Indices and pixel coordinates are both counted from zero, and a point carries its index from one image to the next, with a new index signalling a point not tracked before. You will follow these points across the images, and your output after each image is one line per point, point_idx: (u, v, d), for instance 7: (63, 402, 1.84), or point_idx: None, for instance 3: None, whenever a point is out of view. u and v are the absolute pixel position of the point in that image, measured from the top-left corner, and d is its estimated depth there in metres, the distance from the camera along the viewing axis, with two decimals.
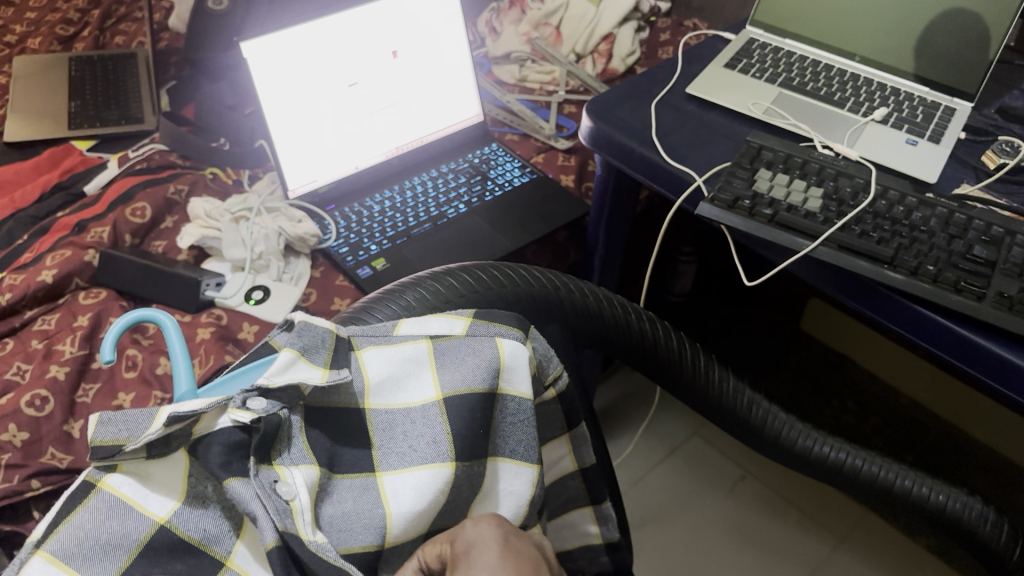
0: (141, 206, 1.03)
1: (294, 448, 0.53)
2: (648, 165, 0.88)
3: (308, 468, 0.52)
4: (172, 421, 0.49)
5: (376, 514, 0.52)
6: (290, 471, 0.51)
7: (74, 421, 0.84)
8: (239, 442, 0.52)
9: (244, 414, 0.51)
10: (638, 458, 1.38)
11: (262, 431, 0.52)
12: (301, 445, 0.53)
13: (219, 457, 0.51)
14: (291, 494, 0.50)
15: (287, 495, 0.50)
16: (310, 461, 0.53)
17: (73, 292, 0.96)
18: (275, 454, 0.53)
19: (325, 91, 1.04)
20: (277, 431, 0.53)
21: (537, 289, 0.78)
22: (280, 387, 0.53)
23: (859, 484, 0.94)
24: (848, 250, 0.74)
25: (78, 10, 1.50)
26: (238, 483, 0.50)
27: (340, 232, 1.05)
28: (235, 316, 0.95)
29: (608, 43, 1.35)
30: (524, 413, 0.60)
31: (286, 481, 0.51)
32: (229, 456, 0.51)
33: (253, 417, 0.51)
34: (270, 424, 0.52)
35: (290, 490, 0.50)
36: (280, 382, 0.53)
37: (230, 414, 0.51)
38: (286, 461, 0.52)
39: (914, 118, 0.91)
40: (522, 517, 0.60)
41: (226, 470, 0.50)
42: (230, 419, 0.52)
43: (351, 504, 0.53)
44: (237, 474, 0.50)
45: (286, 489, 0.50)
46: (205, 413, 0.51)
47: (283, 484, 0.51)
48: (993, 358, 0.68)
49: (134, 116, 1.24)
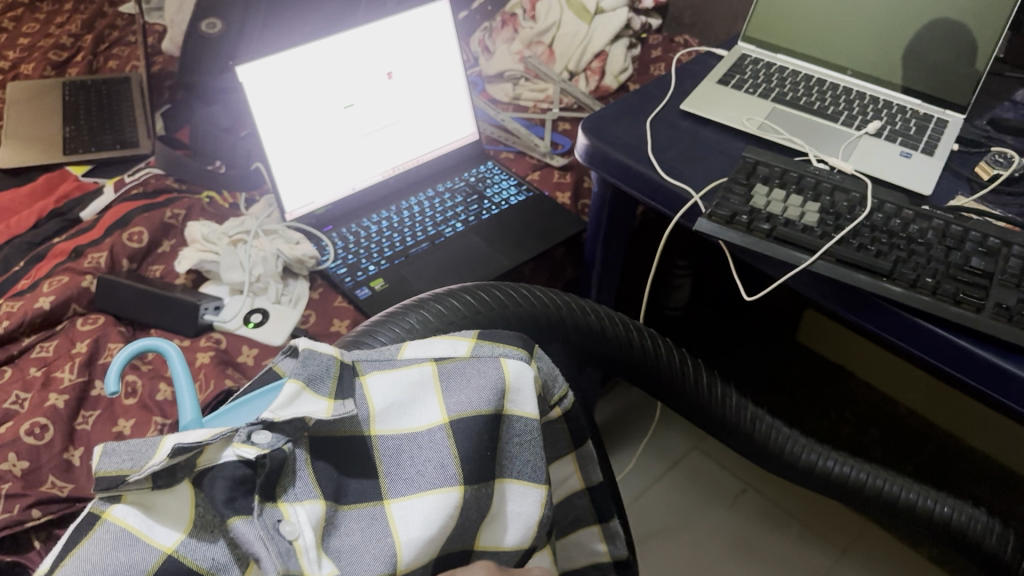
0: (139, 231, 1.03)
1: (300, 482, 0.53)
2: (645, 182, 0.89)
3: (311, 504, 0.52)
4: (176, 452, 0.49)
5: (384, 544, 0.52)
6: (293, 509, 0.51)
7: (74, 449, 0.83)
8: (243, 476, 0.51)
9: (248, 449, 0.51)
10: (639, 474, 1.38)
11: (268, 468, 0.51)
12: (307, 479, 0.53)
13: (223, 493, 0.50)
14: (295, 534, 0.50)
15: (291, 535, 0.50)
16: (316, 495, 0.52)
17: (71, 318, 0.95)
18: (280, 490, 0.52)
19: (322, 113, 1.04)
20: (282, 466, 0.52)
21: (539, 309, 0.78)
22: (285, 420, 0.53)
23: (864, 498, 0.94)
24: (847, 264, 0.74)
25: (71, 36, 1.51)
26: (241, 522, 0.49)
27: (338, 253, 1.05)
28: (233, 339, 0.95)
29: (601, 61, 1.36)
30: (530, 434, 0.60)
31: (290, 519, 0.50)
32: (233, 492, 0.50)
33: (258, 453, 0.51)
34: (276, 460, 0.51)
35: (293, 530, 0.50)
36: (285, 416, 0.53)
37: (235, 448, 0.51)
38: (290, 498, 0.52)
39: (907, 131, 0.91)
40: (530, 539, 0.61)
41: (230, 507, 0.50)
42: (234, 453, 0.51)
43: (358, 535, 0.53)
44: (242, 511, 0.50)
45: (290, 529, 0.50)
46: (209, 445, 0.51)
47: (287, 523, 0.50)
48: (995, 370, 0.68)
49: (129, 140, 1.25)
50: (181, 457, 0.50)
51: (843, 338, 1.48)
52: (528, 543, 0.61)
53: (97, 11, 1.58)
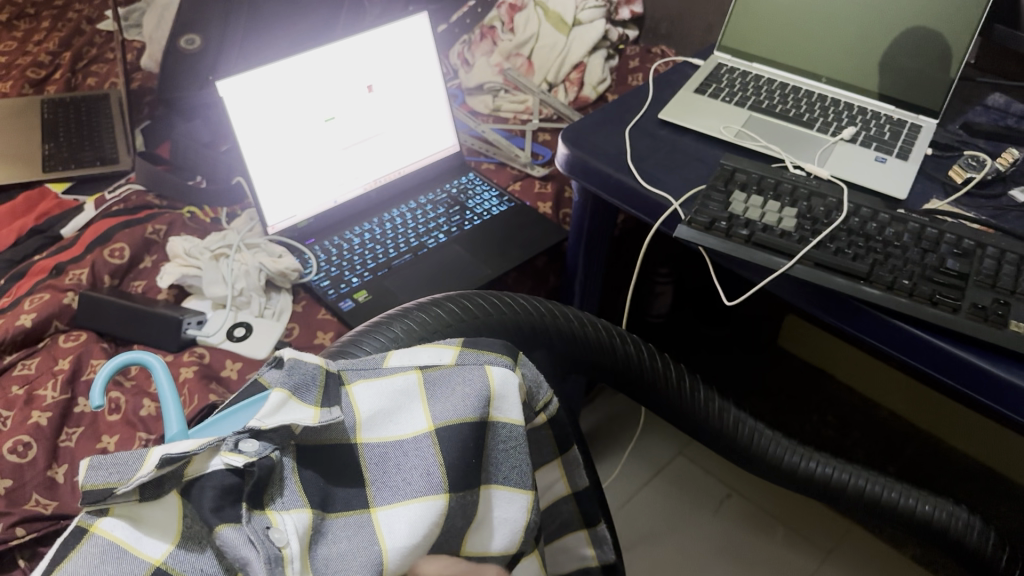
0: (120, 247, 1.03)
1: (288, 491, 0.53)
2: (624, 190, 0.90)
3: (298, 512, 0.52)
4: (164, 463, 0.49)
5: (371, 551, 0.53)
6: (281, 517, 0.51)
7: (57, 466, 0.83)
8: (231, 485, 0.51)
9: (237, 457, 0.51)
10: (625, 481, 1.38)
11: (256, 475, 0.51)
12: (294, 488, 0.53)
13: (212, 501, 0.50)
14: (283, 542, 0.50)
15: (280, 542, 0.50)
16: (303, 504, 0.53)
17: (53, 335, 0.95)
18: (268, 499, 0.52)
19: (303, 127, 1.05)
20: (270, 474, 0.52)
21: (523, 316, 0.78)
22: (272, 428, 0.53)
23: (847, 498, 0.95)
24: (825, 267, 0.76)
25: (48, 53, 1.51)
26: (229, 529, 0.50)
27: (321, 266, 1.05)
28: (217, 353, 0.95)
29: (580, 72, 1.37)
30: (515, 440, 0.60)
31: (278, 527, 0.50)
32: (221, 500, 0.51)
33: (246, 461, 0.51)
34: (263, 468, 0.51)
35: (282, 537, 0.50)
36: (272, 424, 0.53)
37: (223, 456, 0.51)
38: (278, 507, 0.52)
39: (882, 136, 0.93)
40: (516, 544, 0.61)
41: (217, 516, 0.50)
42: (223, 461, 0.51)
43: (346, 543, 0.53)
44: (229, 519, 0.50)
45: (278, 536, 0.50)
46: (196, 456, 0.50)
47: (276, 530, 0.50)
48: (974, 370, 0.69)
49: (109, 156, 1.24)
50: (169, 468, 0.49)
51: (823, 343, 1.49)
52: (515, 548, 0.61)
53: (75, 28, 1.58)
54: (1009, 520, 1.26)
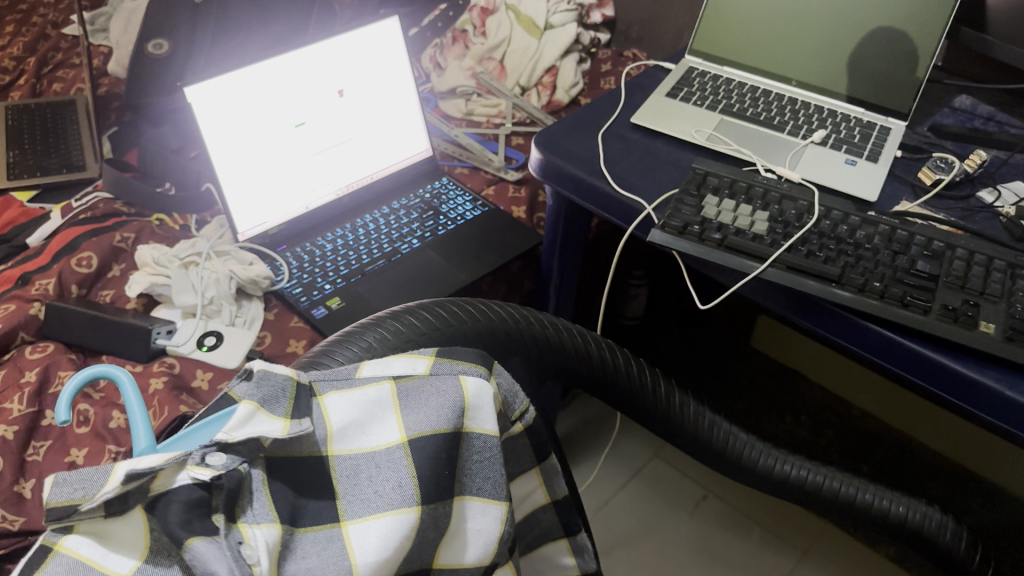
0: (87, 256, 1.01)
1: (257, 504, 0.51)
2: (597, 195, 0.90)
3: (269, 527, 0.50)
4: (129, 478, 0.47)
5: (341, 566, 0.51)
6: (252, 531, 0.49)
7: (24, 481, 0.82)
8: (199, 499, 0.50)
9: (204, 471, 0.49)
10: (601, 484, 1.38)
11: (225, 488, 0.50)
12: (264, 501, 0.51)
13: (179, 515, 0.48)
14: (254, 559, 0.48)
15: (250, 559, 0.48)
16: (272, 519, 0.51)
17: (19, 347, 0.94)
18: (239, 510, 0.51)
19: (272, 132, 1.04)
20: (239, 487, 0.51)
21: (497, 323, 0.77)
22: (239, 441, 0.51)
23: (822, 501, 0.96)
24: (796, 270, 0.76)
25: (13, 58, 1.48)
26: (201, 543, 0.48)
27: (293, 273, 1.04)
28: (187, 363, 0.94)
29: (552, 76, 1.37)
30: (490, 450, 0.60)
31: (249, 542, 0.49)
32: (189, 514, 0.49)
33: (214, 474, 0.50)
34: (232, 480, 0.50)
35: (254, 554, 0.48)
36: (240, 436, 0.52)
37: (190, 470, 0.49)
38: (249, 519, 0.50)
39: (852, 139, 0.94)
40: (492, 556, 0.60)
41: (186, 529, 0.48)
42: (189, 476, 0.50)
43: (315, 558, 0.51)
44: (200, 532, 0.49)
45: (250, 552, 0.48)
46: (162, 470, 0.48)
47: (247, 546, 0.48)
48: (945, 371, 0.70)
49: (76, 163, 1.22)
50: (135, 482, 0.47)
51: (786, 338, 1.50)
52: (489, 560, 0.60)
53: (39, 33, 1.55)
54: (981, 517, 1.28)
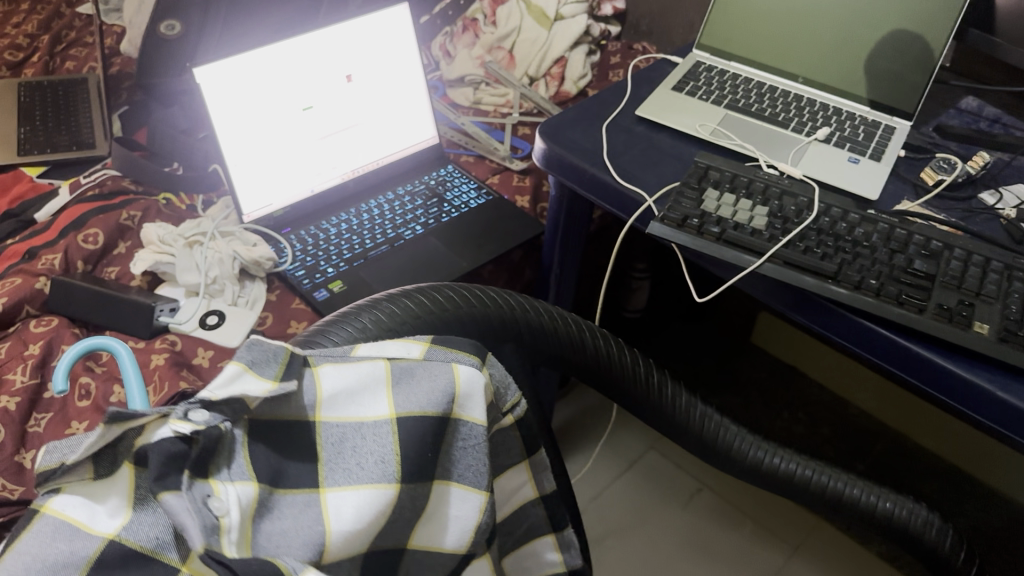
0: (94, 233, 1.02)
1: (235, 465, 0.51)
2: (600, 186, 0.90)
3: (244, 485, 0.50)
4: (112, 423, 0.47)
5: (315, 531, 0.51)
6: (224, 487, 0.49)
7: (25, 452, 0.83)
8: (178, 453, 0.49)
9: (184, 424, 0.49)
10: (595, 474, 1.39)
11: (202, 443, 0.50)
12: (242, 461, 0.51)
13: (156, 468, 0.48)
14: (222, 511, 0.48)
15: (218, 511, 0.48)
16: (249, 478, 0.51)
17: (23, 320, 0.95)
18: (213, 469, 0.51)
19: (280, 116, 1.05)
20: (218, 444, 0.51)
21: (492, 309, 0.78)
22: (222, 399, 0.52)
23: (810, 494, 0.96)
24: (794, 266, 0.76)
25: (27, 36, 1.50)
26: (171, 497, 0.47)
27: (297, 255, 1.05)
28: (189, 341, 0.95)
29: (560, 67, 1.38)
30: (475, 439, 0.59)
31: (219, 496, 0.49)
32: (166, 467, 0.48)
33: (194, 428, 0.49)
34: (210, 436, 0.50)
35: (222, 506, 0.49)
36: (223, 394, 0.52)
37: (172, 423, 0.49)
38: (222, 478, 0.50)
39: (856, 137, 0.94)
40: (466, 544, 0.60)
41: (160, 484, 0.48)
42: (171, 430, 0.49)
43: (289, 521, 0.51)
44: (171, 487, 0.48)
45: (218, 505, 0.48)
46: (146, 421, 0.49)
47: (216, 499, 0.49)
48: (934, 368, 0.70)
49: (86, 141, 1.24)
50: (117, 426, 0.48)
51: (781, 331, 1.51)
52: (465, 549, 0.60)
53: (53, 11, 1.56)
54: (974, 518, 1.28)
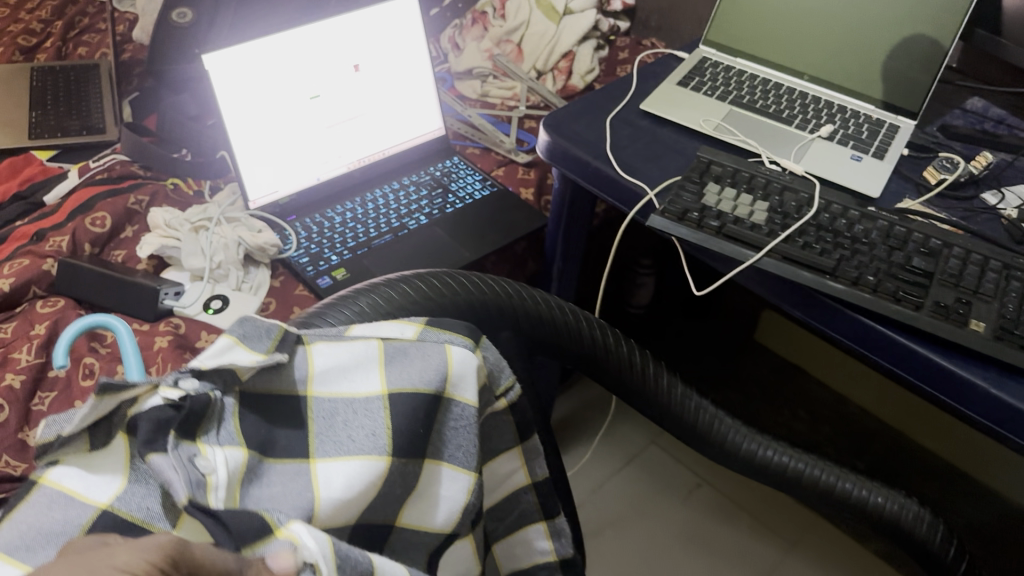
0: (102, 216, 1.04)
1: (224, 429, 0.52)
2: (602, 179, 0.91)
3: (232, 449, 0.51)
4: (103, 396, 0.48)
5: (303, 497, 0.51)
6: (211, 448, 0.50)
7: (29, 429, 0.84)
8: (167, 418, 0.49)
9: (173, 391, 0.50)
10: (594, 467, 1.40)
11: (189, 408, 0.50)
12: (231, 428, 0.52)
13: (145, 433, 0.48)
14: (209, 469, 0.48)
15: (205, 469, 0.48)
16: (237, 443, 0.52)
17: (30, 301, 0.96)
18: (201, 433, 0.51)
19: (287, 105, 1.05)
20: (205, 410, 0.51)
21: (490, 297, 0.79)
22: (211, 368, 0.53)
23: (802, 488, 0.96)
24: (791, 261, 0.77)
25: (40, 21, 1.51)
26: (159, 457, 0.48)
27: (302, 243, 1.06)
28: (192, 324, 0.95)
29: (568, 61, 1.38)
30: (466, 420, 0.60)
31: (206, 456, 0.49)
32: (154, 432, 0.49)
33: (182, 394, 0.50)
34: (198, 402, 0.51)
35: (208, 465, 0.49)
36: (213, 365, 0.53)
37: (161, 391, 0.50)
38: (211, 441, 0.51)
39: (859, 135, 0.94)
40: (452, 525, 0.61)
41: (148, 446, 0.48)
42: (160, 397, 0.50)
43: (279, 487, 0.52)
44: (159, 449, 0.48)
45: (204, 464, 0.49)
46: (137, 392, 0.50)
47: (203, 459, 0.49)
48: (928, 363, 0.70)
49: (96, 126, 1.25)
50: (109, 398, 0.49)
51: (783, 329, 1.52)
52: (450, 529, 0.61)
53: None
54: (971, 518, 1.28)
